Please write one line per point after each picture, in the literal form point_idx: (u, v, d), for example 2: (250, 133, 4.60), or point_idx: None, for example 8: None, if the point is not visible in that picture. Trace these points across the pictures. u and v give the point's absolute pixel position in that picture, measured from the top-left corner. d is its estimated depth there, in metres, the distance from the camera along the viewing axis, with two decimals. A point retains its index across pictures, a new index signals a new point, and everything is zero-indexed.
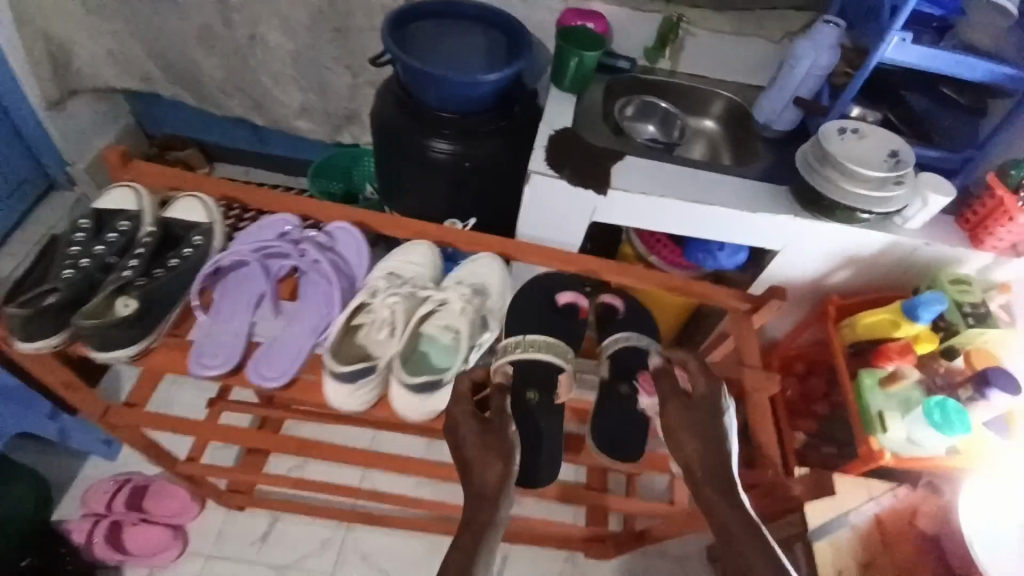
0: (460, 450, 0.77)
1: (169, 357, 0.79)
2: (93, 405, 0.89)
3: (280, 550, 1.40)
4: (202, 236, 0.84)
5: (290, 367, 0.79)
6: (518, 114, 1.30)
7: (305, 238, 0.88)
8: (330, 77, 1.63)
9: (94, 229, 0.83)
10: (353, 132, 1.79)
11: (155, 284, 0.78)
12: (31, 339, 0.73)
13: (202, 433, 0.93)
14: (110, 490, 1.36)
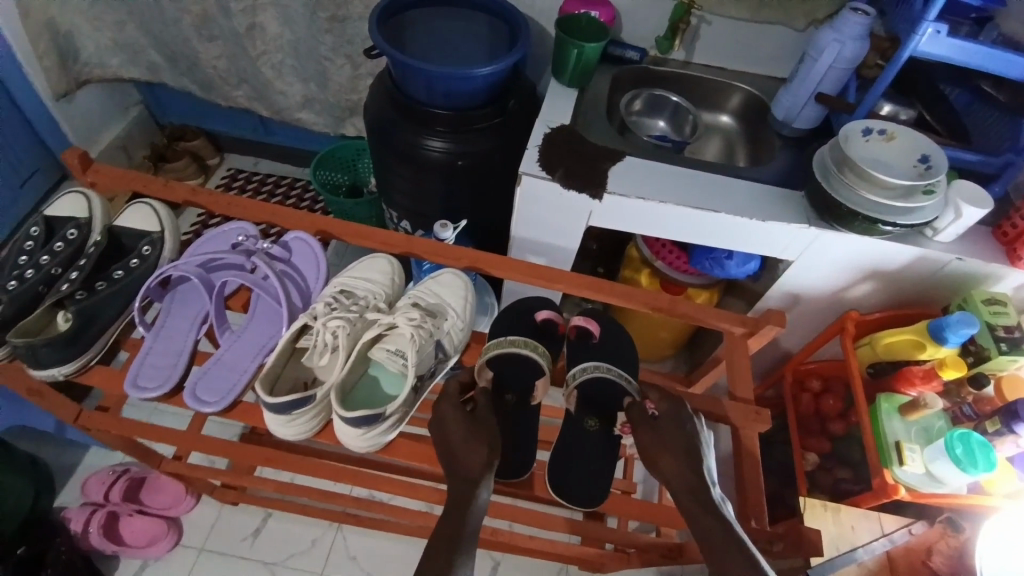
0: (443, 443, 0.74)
1: (110, 376, 0.75)
2: (63, 409, 0.82)
3: (271, 548, 1.29)
4: (150, 246, 0.82)
5: (231, 389, 0.73)
6: (513, 110, 1.24)
7: (257, 249, 0.82)
8: (330, 67, 1.59)
9: (43, 237, 0.80)
10: (355, 123, 1.75)
11: (96, 297, 0.74)
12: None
13: (182, 443, 0.86)
14: (109, 478, 1.26)
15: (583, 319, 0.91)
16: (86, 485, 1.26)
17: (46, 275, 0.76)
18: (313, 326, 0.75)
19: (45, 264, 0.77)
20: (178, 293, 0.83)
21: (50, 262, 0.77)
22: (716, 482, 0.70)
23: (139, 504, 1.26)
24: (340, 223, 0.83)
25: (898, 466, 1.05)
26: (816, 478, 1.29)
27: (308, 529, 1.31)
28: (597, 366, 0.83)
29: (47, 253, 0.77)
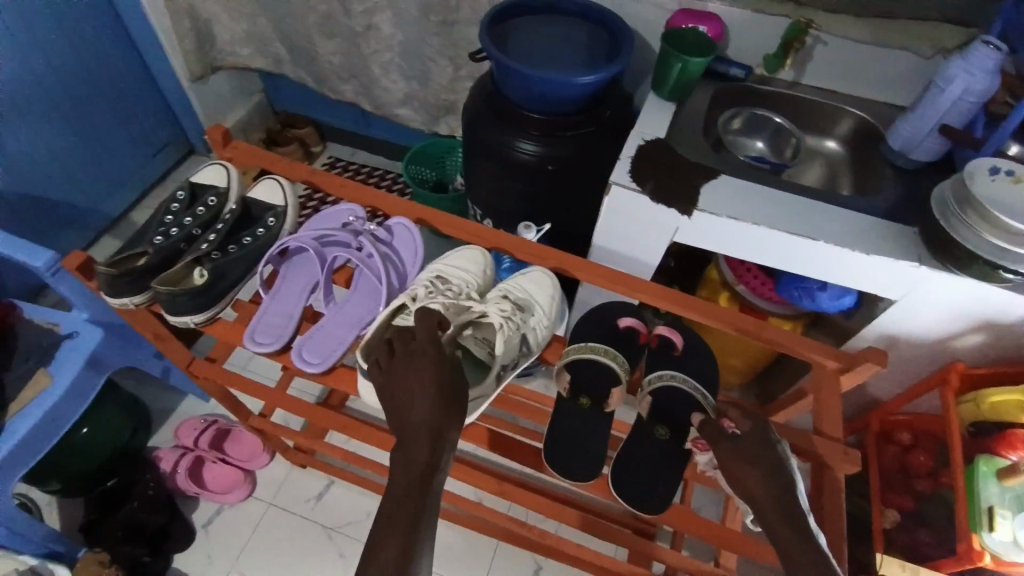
0: (407, 407, 0.69)
1: (229, 329, 0.83)
2: (178, 353, 0.92)
3: (328, 514, 1.36)
4: (275, 217, 0.89)
5: (331, 355, 0.79)
6: (608, 120, 1.24)
7: (364, 230, 0.88)
8: (433, 68, 1.67)
9: (187, 201, 0.90)
10: (450, 122, 1.83)
11: (227, 259, 0.83)
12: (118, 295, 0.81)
13: (270, 399, 0.93)
14: (200, 426, 1.37)
15: (667, 329, 0.92)
16: (180, 430, 1.38)
17: (187, 234, 0.86)
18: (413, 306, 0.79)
19: (188, 225, 0.86)
20: (293, 262, 0.90)
21: (193, 223, 0.87)
22: (808, 506, 0.66)
23: (222, 453, 1.37)
24: (441, 214, 0.87)
25: (986, 531, 0.97)
26: (893, 537, 1.19)
27: (366, 501, 1.38)
28: (673, 375, 0.82)
29: (190, 215, 0.87)
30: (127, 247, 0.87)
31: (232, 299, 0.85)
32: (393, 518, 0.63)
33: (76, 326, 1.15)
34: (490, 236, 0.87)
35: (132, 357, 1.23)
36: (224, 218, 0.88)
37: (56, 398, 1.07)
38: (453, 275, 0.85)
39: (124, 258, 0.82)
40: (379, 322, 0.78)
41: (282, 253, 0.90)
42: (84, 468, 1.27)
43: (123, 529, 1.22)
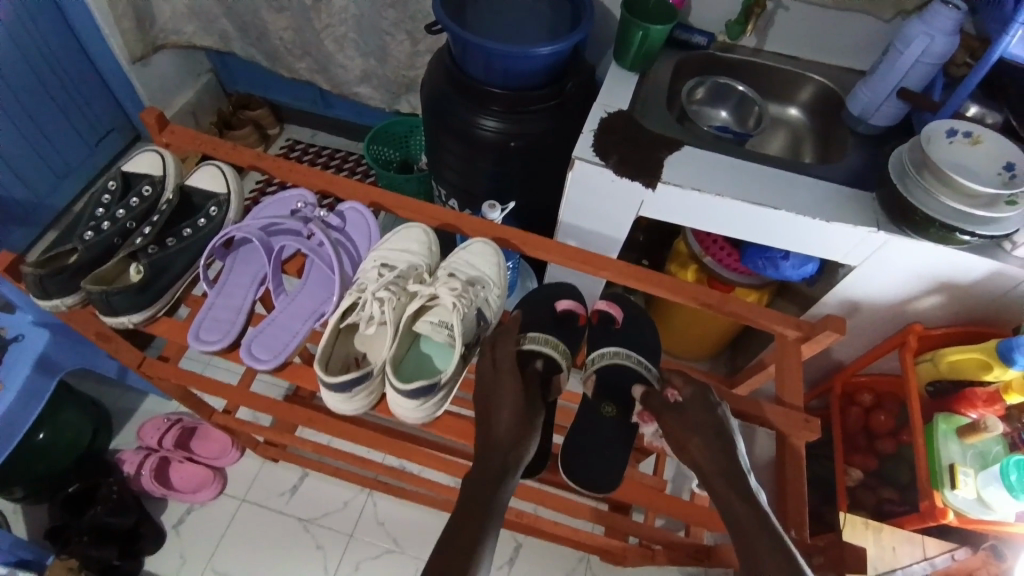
0: (487, 421, 0.71)
1: (173, 327, 0.80)
2: (127, 355, 0.87)
3: (305, 505, 1.35)
4: (216, 206, 0.85)
5: (283, 349, 0.76)
6: (570, 93, 1.21)
7: (313, 216, 0.85)
8: (390, 43, 1.61)
9: (119, 192, 0.85)
10: (411, 100, 1.77)
11: (164, 253, 0.78)
12: (48, 296, 0.76)
13: (231, 397, 0.90)
14: (163, 426, 1.33)
15: (606, 303, 0.91)
16: (143, 430, 1.34)
17: (123, 226, 0.82)
18: (362, 301, 0.75)
19: (122, 216, 0.82)
20: (239, 254, 0.86)
21: (126, 216, 0.81)
22: (749, 467, 0.68)
23: (189, 451, 1.33)
24: (392, 194, 0.84)
25: (948, 489, 1.01)
26: (857, 494, 1.24)
27: (342, 491, 1.37)
28: (614, 352, 0.83)
29: (122, 206, 0.82)
30: (57, 243, 0.82)
31: (175, 295, 0.81)
32: (478, 484, 0.67)
33: (22, 330, 1.08)
34: (441, 214, 0.84)
35: (87, 358, 1.17)
36: (161, 210, 0.83)
37: (8, 402, 1.03)
38: (397, 260, 0.81)
39: (51, 256, 0.77)
40: (329, 324, 0.74)
41: (225, 245, 0.86)
42: (44, 476, 1.22)
43: (90, 533, 1.18)
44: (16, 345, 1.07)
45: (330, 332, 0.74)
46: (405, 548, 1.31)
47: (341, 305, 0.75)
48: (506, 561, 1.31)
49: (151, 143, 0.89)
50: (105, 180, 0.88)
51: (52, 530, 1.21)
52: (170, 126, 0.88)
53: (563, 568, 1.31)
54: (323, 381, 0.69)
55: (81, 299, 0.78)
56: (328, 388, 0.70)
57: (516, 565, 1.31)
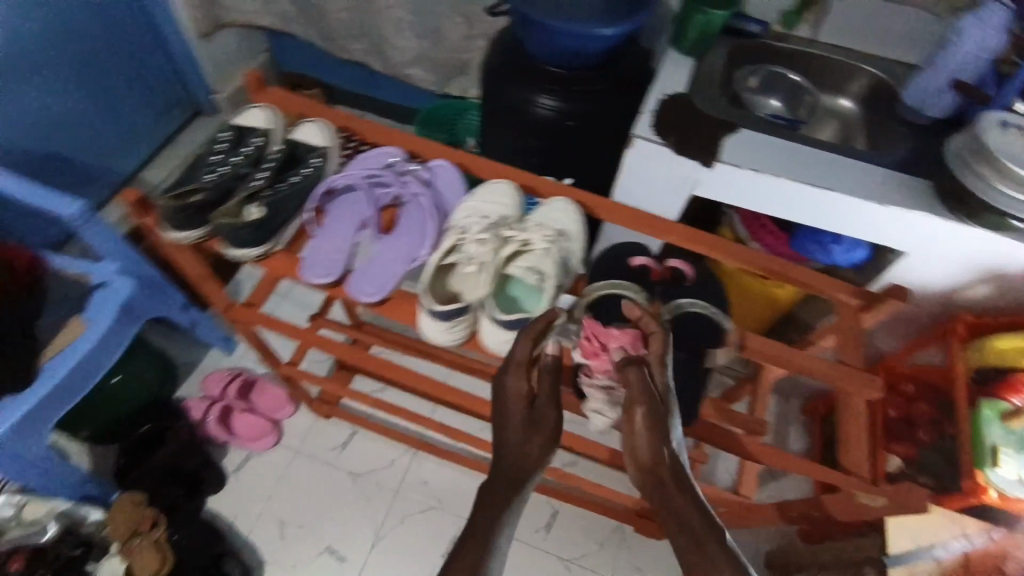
0: (505, 430, 0.78)
1: (283, 265, 0.86)
2: (220, 299, 0.95)
3: (355, 460, 1.42)
4: (319, 159, 0.91)
5: (387, 285, 0.83)
6: (625, 75, 1.25)
7: (409, 170, 0.91)
8: (446, 26, 1.67)
9: (233, 141, 0.92)
10: (461, 82, 1.82)
11: (280, 195, 0.85)
12: (178, 230, 0.82)
13: (304, 339, 0.98)
14: (227, 378, 1.43)
15: (679, 262, 0.96)
16: (207, 381, 1.43)
17: (241, 172, 0.88)
18: (463, 244, 0.83)
19: (239, 163, 0.88)
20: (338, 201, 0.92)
21: (242, 162, 0.89)
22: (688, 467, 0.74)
23: (249, 402, 1.42)
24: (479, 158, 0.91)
25: (991, 468, 1.04)
26: (893, 479, 1.26)
27: (389, 451, 1.43)
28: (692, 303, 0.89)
29: (238, 154, 0.89)
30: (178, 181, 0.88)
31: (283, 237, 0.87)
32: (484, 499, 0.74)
33: (106, 277, 1.17)
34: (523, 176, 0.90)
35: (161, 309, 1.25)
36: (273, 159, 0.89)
37: (93, 342, 1.11)
38: (490, 209, 0.88)
39: (180, 193, 0.83)
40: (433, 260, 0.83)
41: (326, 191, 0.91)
42: (117, 417, 1.31)
43: (161, 470, 1.28)
44: (102, 291, 1.16)
45: (432, 267, 0.83)
46: (448, 506, 1.37)
47: (443, 247, 0.83)
48: (543, 527, 1.37)
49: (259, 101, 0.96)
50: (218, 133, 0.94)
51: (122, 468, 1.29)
52: (270, 89, 0.96)
53: (597, 536, 1.36)
54: (429, 312, 0.79)
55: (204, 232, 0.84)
56: (432, 318, 0.80)
57: (553, 531, 1.37)
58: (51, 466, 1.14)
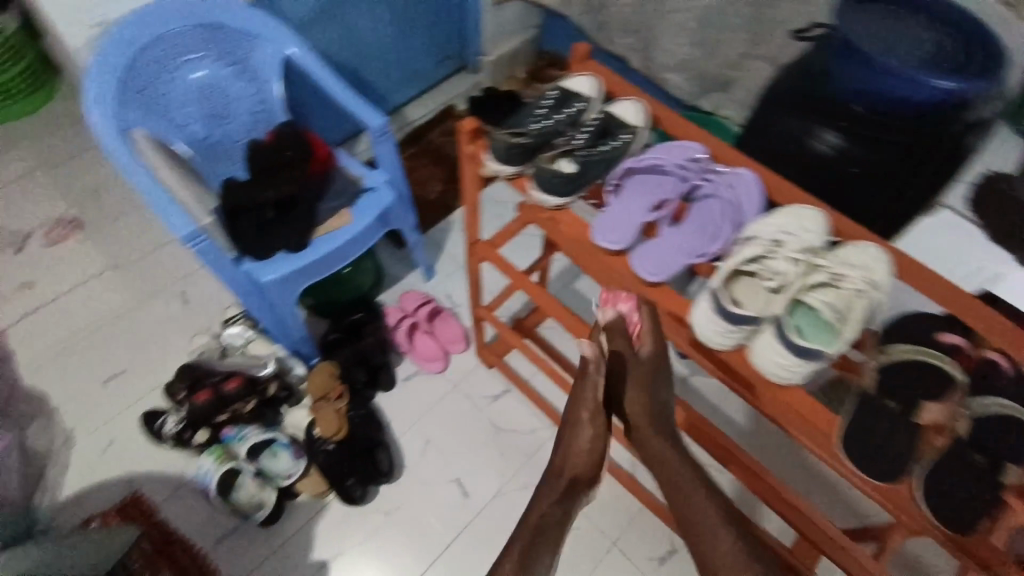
0: (566, 437, 0.95)
1: (569, 219, 0.95)
2: (472, 232, 1.10)
3: (501, 415, 1.50)
4: (629, 136, 0.97)
5: (667, 271, 0.89)
6: (940, 135, 1.09)
7: (716, 170, 0.93)
8: (725, 44, 1.62)
9: (556, 97, 1.02)
10: (718, 98, 1.75)
11: (591, 159, 0.95)
12: (501, 162, 0.95)
13: (517, 281, 1.11)
14: (420, 298, 1.60)
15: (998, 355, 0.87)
16: (405, 296, 1.61)
17: (558, 129, 0.98)
18: (770, 260, 0.83)
19: (559, 121, 0.99)
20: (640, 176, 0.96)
21: (562, 120, 0.99)
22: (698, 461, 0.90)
23: (432, 326, 1.57)
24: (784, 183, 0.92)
25: None
26: None
27: (534, 419, 1.50)
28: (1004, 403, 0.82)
29: (561, 110, 0.99)
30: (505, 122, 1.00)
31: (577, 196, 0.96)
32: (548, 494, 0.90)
33: (377, 183, 1.40)
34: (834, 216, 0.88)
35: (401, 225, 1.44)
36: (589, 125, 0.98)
37: (355, 232, 1.33)
38: (801, 232, 0.85)
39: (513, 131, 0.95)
40: (733, 264, 0.84)
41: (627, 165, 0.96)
42: (338, 298, 1.55)
43: (353, 355, 1.47)
44: (370, 193, 1.38)
45: (726, 271, 0.84)
46: None
47: (747, 255, 0.83)
48: (658, 557, 1.33)
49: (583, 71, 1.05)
50: (543, 90, 1.05)
51: (325, 342, 1.50)
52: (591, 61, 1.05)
53: None
54: (719, 311, 0.81)
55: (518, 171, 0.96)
56: (716, 316, 0.82)
57: (666, 566, 1.32)
58: (285, 320, 1.36)
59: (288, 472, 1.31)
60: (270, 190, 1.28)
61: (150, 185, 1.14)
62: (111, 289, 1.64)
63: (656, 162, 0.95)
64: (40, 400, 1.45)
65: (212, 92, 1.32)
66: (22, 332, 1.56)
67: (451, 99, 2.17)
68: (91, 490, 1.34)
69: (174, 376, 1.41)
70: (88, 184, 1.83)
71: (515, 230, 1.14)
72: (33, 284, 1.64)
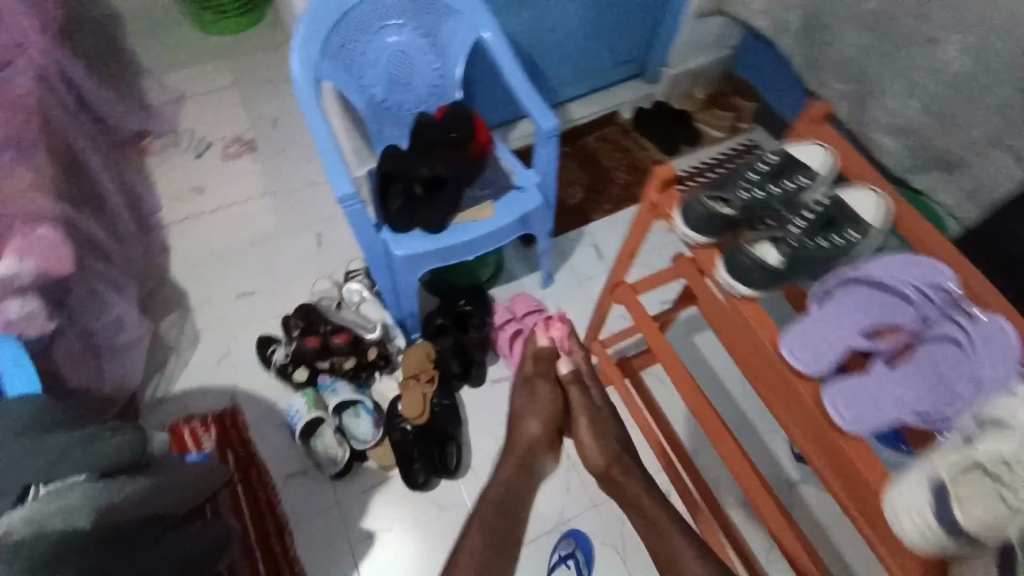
0: (518, 424, 1.26)
1: (754, 313, 0.88)
2: (618, 272, 1.14)
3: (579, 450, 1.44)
4: (856, 234, 0.88)
5: (867, 418, 0.76)
6: None
7: (958, 311, 0.80)
8: (966, 119, 1.27)
9: (776, 166, 0.94)
10: (934, 181, 1.38)
11: (803, 254, 0.88)
12: (693, 231, 0.91)
13: (642, 325, 1.11)
14: (532, 307, 1.53)
15: None
16: (517, 299, 1.55)
17: (772, 206, 0.92)
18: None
19: (776, 198, 0.91)
20: (858, 295, 0.86)
21: (777, 196, 0.92)
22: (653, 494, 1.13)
23: None
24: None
25: None
26: None
27: None
28: None
29: (779, 186, 0.92)
30: (714, 184, 0.94)
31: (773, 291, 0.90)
32: (504, 492, 1.17)
33: (526, 184, 1.36)
34: None
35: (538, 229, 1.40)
36: (809, 212, 0.90)
37: (492, 228, 1.30)
38: None
39: (716, 201, 0.91)
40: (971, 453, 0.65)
41: (839, 274, 0.88)
42: (454, 282, 1.57)
43: (454, 345, 1.47)
44: (518, 193, 1.34)
45: (954, 458, 0.65)
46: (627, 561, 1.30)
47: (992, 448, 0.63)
48: None
49: (819, 143, 0.97)
50: (762, 151, 0.98)
51: (431, 322, 1.51)
52: (822, 130, 0.98)
53: None
54: (927, 501, 0.66)
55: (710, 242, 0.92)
56: (913, 503, 0.68)
57: None
58: (402, 294, 1.37)
59: (365, 438, 1.37)
60: (426, 167, 1.27)
61: (325, 140, 1.18)
62: (264, 214, 1.80)
63: (878, 279, 0.85)
64: (184, 296, 1.63)
65: (403, 60, 1.33)
66: (185, 231, 1.75)
67: (618, 105, 2.07)
68: (200, 391, 1.48)
69: (293, 311, 1.52)
70: (268, 113, 2.01)
71: (660, 280, 1.17)
72: (202, 191, 1.83)
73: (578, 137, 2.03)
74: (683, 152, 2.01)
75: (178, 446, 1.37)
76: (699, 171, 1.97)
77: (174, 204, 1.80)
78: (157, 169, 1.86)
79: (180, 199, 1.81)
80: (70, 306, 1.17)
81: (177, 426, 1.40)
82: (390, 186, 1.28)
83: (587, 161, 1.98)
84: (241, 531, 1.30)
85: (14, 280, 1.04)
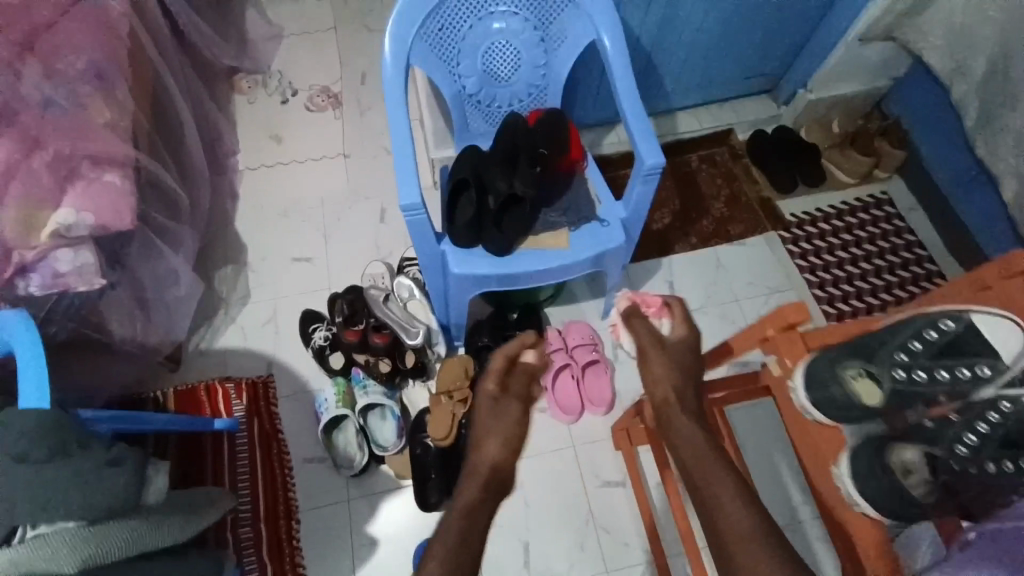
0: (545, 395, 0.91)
1: (870, 537, 0.79)
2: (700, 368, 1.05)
3: (601, 508, 1.35)
4: None
5: None
6: None
7: None
8: None
9: (946, 345, 0.79)
10: None
11: (971, 484, 0.72)
12: (816, 406, 0.83)
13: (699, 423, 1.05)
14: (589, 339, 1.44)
15: None
16: (572, 327, 1.46)
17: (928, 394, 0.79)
18: None
19: (939, 385, 0.78)
20: None
21: (941, 387, 0.78)
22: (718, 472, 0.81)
23: (583, 375, 1.42)
24: None
25: None
26: None
27: (634, 534, 1.33)
28: None
29: (945, 374, 0.78)
30: (853, 349, 0.84)
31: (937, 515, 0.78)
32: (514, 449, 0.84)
33: (611, 219, 1.20)
34: None
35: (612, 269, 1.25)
36: (990, 421, 0.73)
37: (563, 262, 1.16)
38: None
39: (847, 395, 0.82)
40: None
41: None
42: (510, 298, 1.46)
43: None
44: (599, 227, 1.19)
45: None
46: None
47: None
48: None
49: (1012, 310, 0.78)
50: (932, 314, 0.81)
51: (476, 335, 1.41)
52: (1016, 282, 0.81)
53: None
54: None
55: (835, 424, 0.83)
56: None
57: None
58: (452, 307, 1.28)
59: (387, 444, 1.31)
60: (505, 181, 1.13)
61: (401, 135, 1.07)
62: (334, 177, 1.73)
63: None
64: (240, 249, 1.61)
65: (506, 50, 1.17)
66: (255, 180, 1.72)
67: (736, 123, 1.82)
68: (240, 352, 1.47)
69: (341, 293, 1.47)
70: (356, 66, 1.92)
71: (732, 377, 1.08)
72: (280, 139, 1.79)
73: (681, 153, 1.81)
74: (797, 193, 1.76)
75: (211, 406, 1.37)
76: (810, 220, 1.72)
77: (250, 148, 1.77)
78: (240, 108, 1.82)
79: (256, 145, 1.77)
80: (128, 256, 1.15)
81: (213, 386, 1.39)
82: (462, 193, 1.16)
83: (685, 183, 1.77)
84: (251, 510, 1.28)
85: (75, 230, 1.03)
